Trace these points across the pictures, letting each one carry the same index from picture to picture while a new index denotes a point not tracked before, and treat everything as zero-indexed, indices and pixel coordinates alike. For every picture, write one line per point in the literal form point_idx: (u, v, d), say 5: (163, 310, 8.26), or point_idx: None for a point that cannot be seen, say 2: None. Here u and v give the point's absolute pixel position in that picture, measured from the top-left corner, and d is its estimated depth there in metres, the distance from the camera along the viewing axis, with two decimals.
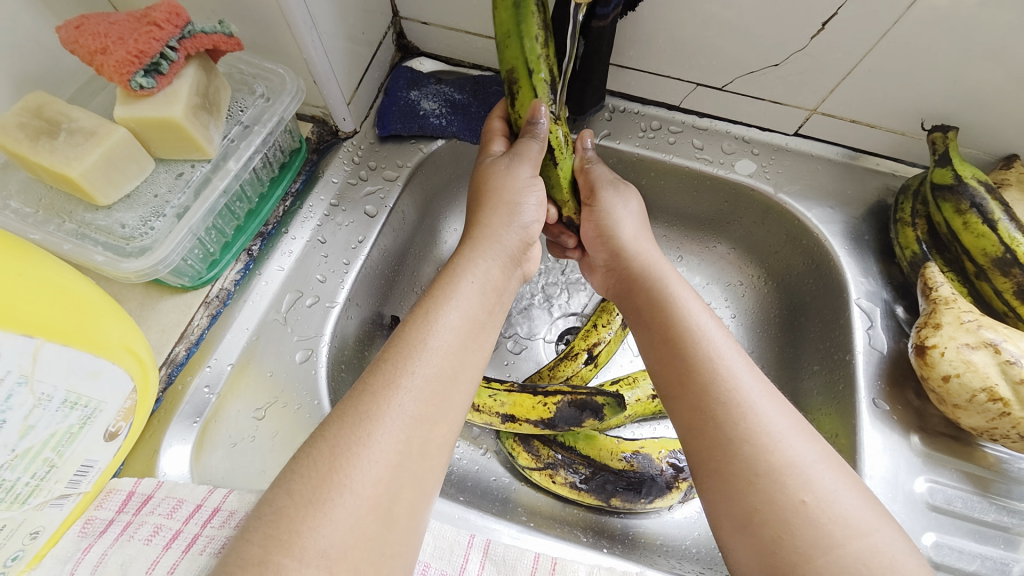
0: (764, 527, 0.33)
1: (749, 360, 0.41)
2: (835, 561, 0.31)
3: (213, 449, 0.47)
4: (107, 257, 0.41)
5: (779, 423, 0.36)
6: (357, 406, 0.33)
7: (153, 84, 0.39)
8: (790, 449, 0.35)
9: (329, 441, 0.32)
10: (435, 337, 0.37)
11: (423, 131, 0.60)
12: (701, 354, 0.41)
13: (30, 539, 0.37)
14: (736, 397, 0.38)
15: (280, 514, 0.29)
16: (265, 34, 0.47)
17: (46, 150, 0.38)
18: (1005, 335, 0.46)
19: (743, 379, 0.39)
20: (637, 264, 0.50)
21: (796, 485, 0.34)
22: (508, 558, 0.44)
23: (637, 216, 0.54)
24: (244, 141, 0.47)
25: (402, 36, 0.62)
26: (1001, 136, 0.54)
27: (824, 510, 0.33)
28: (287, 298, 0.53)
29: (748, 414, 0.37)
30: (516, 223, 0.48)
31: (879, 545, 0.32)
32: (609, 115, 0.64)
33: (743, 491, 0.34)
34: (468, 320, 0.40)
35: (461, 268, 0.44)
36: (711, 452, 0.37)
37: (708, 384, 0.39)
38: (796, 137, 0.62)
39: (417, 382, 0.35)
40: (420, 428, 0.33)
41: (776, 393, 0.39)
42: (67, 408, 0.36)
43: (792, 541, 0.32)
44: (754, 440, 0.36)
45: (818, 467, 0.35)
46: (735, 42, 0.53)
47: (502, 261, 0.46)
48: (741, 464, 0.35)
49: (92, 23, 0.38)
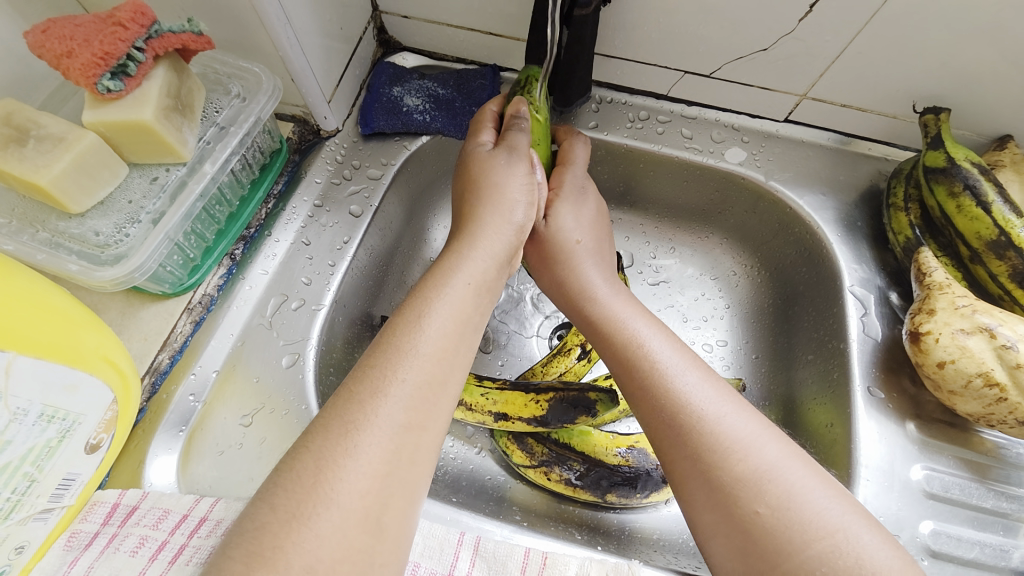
0: (731, 539, 0.33)
1: (699, 371, 0.40)
2: (799, 565, 0.30)
3: (200, 458, 0.46)
4: (81, 266, 0.40)
5: (730, 432, 0.36)
6: (343, 415, 0.32)
7: (121, 86, 0.38)
8: (748, 457, 0.34)
9: (314, 452, 0.31)
10: (423, 341, 0.36)
11: (407, 128, 0.59)
12: (645, 375, 0.40)
13: (16, 554, 0.37)
14: (683, 414, 0.37)
15: (263, 531, 0.28)
16: (239, 33, 0.46)
17: (14, 158, 0.37)
18: (1000, 320, 0.46)
19: (690, 394, 0.38)
20: (587, 279, 0.49)
21: (752, 495, 0.33)
22: (498, 554, 0.44)
23: (583, 229, 0.52)
24: (220, 143, 0.46)
25: (383, 31, 0.61)
26: (994, 117, 0.53)
27: (781, 518, 0.32)
28: (272, 302, 0.52)
29: (697, 430, 0.36)
30: (513, 221, 0.47)
31: (842, 544, 0.31)
32: (595, 106, 0.63)
33: (706, 505, 0.34)
34: (455, 321, 0.38)
35: (450, 264, 0.42)
36: (674, 468, 0.36)
37: (658, 405, 0.38)
38: (786, 123, 0.61)
39: (405, 390, 0.34)
40: (409, 436, 0.32)
41: (728, 401, 0.38)
42: (45, 421, 0.35)
43: (757, 550, 0.32)
44: (706, 455, 0.35)
45: (777, 470, 0.34)
46: (723, 28, 0.52)
47: (499, 261, 0.45)
48: (700, 478, 0.35)
49: (58, 26, 0.37)
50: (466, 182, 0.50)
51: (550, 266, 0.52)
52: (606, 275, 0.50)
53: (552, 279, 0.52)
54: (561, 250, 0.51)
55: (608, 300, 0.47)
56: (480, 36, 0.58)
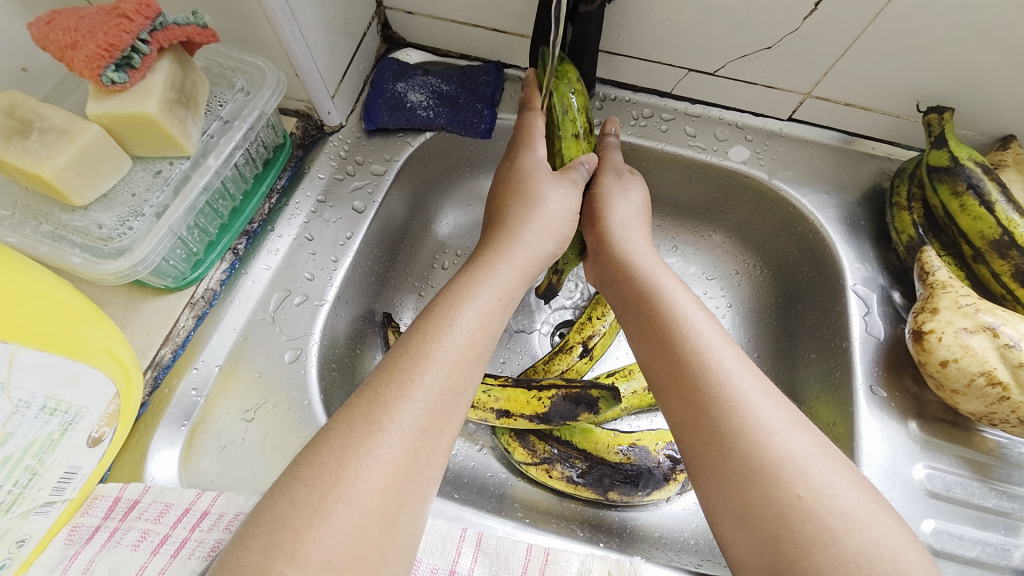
0: (762, 522, 0.32)
1: (740, 352, 0.40)
2: (835, 555, 0.30)
3: (202, 452, 0.46)
4: (84, 259, 0.40)
5: (773, 414, 0.36)
6: (367, 415, 0.32)
7: (125, 78, 0.38)
8: (788, 442, 0.34)
9: (335, 449, 0.30)
10: (449, 347, 0.36)
11: (411, 123, 0.59)
12: (692, 347, 0.40)
13: (18, 547, 0.37)
14: (729, 389, 0.37)
15: (283, 523, 0.28)
16: (244, 27, 0.46)
17: (17, 149, 0.37)
18: (1003, 319, 0.46)
19: (734, 372, 0.38)
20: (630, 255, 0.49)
21: (792, 479, 0.33)
22: (500, 550, 0.44)
23: (639, 202, 0.54)
24: (224, 137, 0.46)
25: (387, 27, 0.61)
26: (997, 117, 0.53)
27: (822, 505, 0.32)
28: (274, 297, 0.52)
29: (740, 407, 0.36)
30: (550, 245, 0.48)
31: (879, 538, 0.31)
32: (599, 104, 0.63)
33: (740, 488, 0.34)
34: (479, 329, 0.39)
35: (483, 274, 0.43)
36: (705, 446, 0.36)
37: (698, 379, 0.38)
38: (790, 122, 0.61)
39: (429, 395, 0.34)
40: (426, 439, 0.32)
41: (770, 384, 0.38)
42: (46, 415, 0.35)
43: (790, 537, 0.31)
44: (747, 434, 0.35)
45: (815, 459, 0.34)
46: (727, 26, 0.52)
47: (529, 277, 0.46)
48: (736, 459, 0.34)
49: (62, 18, 0.37)
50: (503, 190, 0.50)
51: (612, 220, 0.52)
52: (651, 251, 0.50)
53: (604, 239, 0.51)
54: (621, 199, 0.53)
55: (655, 273, 0.47)
56: (485, 32, 0.58)
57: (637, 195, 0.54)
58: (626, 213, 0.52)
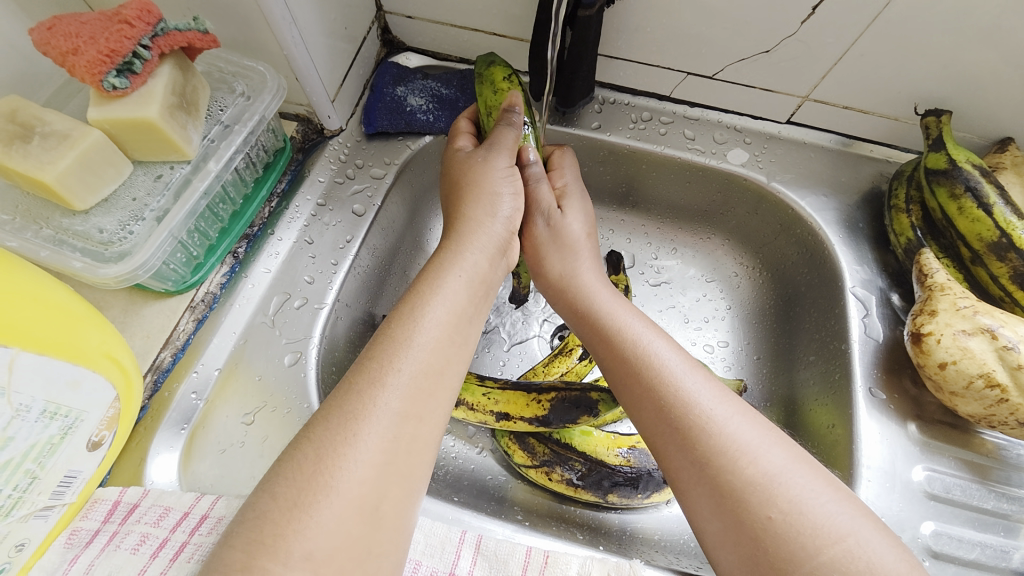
0: (740, 544, 0.32)
1: (703, 375, 0.40)
2: (811, 571, 0.30)
3: (202, 456, 0.46)
4: (85, 263, 0.40)
5: (737, 436, 0.35)
6: (341, 406, 0.32)
7: (126, 84, 0.38)
8: (755, 462, 0.34)
9: (314, 441, 0.31)
10: (420, 333, 0.36)
11: (410, 127, 0.59)
12: (651, 377, 0.40)
13: (17, 551, 0.37)
14: (691, 417, 0.37)
15: (264, 518, 0.28)
16: (244, 32, 0.46)
17: (18, 154, 0.37)
18: (1002, 321, 0.46)
19: (696, 397, 0.38)
20: (588, 285, 0.49)
21: (762, 500, 0.33)
22: (499, 552, 0.44)
23: (580, 232, 0.52)
24: (224, 142, 0.46)
25: (387, 31, 0.61)
26: (996, 120, 0.53)
27: (793, 523, 0.32)
28: (274, 300, 0.52)
29: (704, 433, 0.36)
30: (499, 215, 0.47)
31: (853, 549, 0.30)
32: (598, 107, 0.63)
33: (715, 512, 0.34)
34: (452, 314, 0.38)
35: (465, 268, 0.42)
36: (679, 475, 0.36)
37: (662, 409, 0.38)
38: (788, 124, 0.62)
39: (402, 379, 0.34)
40: (406, 426, 0.32)
41: (734, 404, 0.38)
42: (47, 418, 0.35)
43: (767, 557, 0.31)
44: (714, 460, 0.35)
45: (786, 475, 0.34)
46: (725, 30, 0.52)
47: (490, 253, 0.45)
48: (708, 484, 0.34)
49: (63, 24, 0.37)
50: (450, 183, 0.50)
51: (551, 269, 0.50)
52: (601, 279, 0.49)
53: (552, 281, 0.50)
54: (557, 251, 0.51)
55: (612, 303, 0.47)
56: (485, 36, 0.58)
57: (578, 224, 0.52)
58: (565, 257, 0.50)
